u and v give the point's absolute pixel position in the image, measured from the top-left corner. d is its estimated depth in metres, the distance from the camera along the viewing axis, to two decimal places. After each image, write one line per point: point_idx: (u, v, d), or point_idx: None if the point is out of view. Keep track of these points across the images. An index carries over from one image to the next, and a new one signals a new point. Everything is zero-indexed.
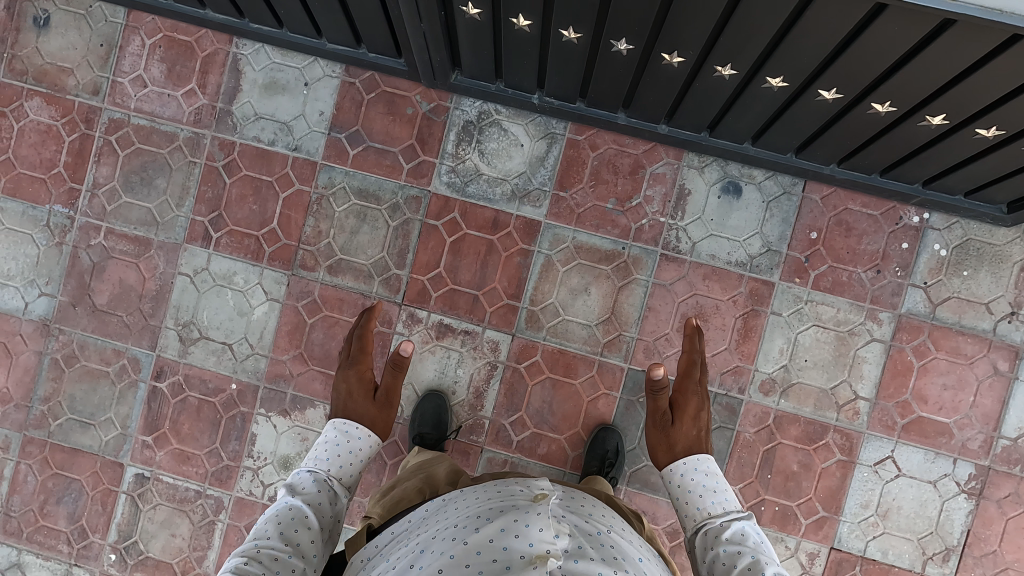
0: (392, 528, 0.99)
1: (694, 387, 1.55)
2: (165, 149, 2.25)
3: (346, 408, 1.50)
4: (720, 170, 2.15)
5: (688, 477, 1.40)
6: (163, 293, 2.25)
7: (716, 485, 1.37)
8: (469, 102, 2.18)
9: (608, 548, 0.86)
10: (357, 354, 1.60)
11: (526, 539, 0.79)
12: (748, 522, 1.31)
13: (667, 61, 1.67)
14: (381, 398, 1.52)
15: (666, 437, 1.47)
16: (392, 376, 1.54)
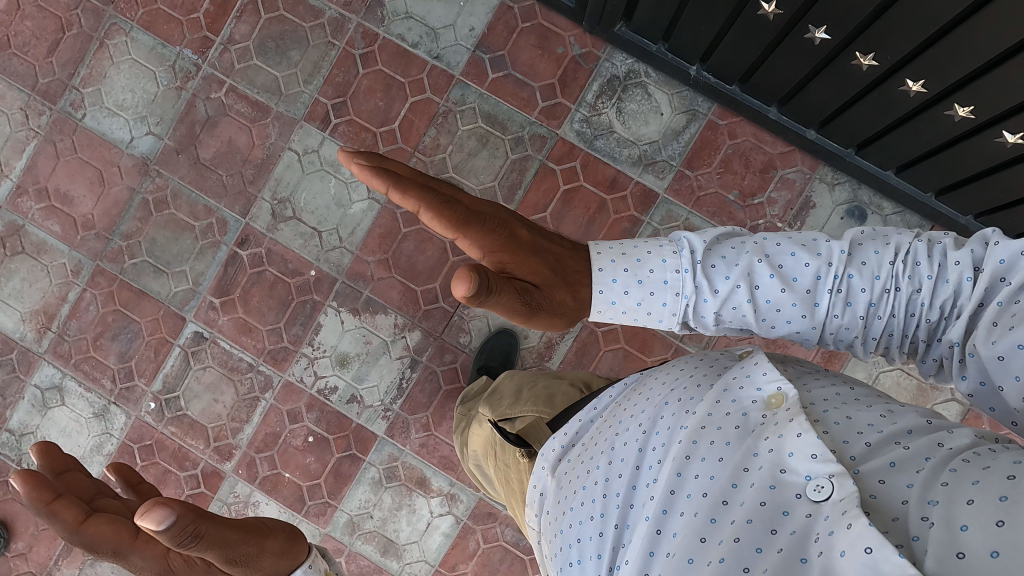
0: (595, 404, 0.96)
1: (482, 235, 0.94)
2: (308, 24, 2.22)
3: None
4: (851, 193, 2.11)
5: (620, 294, 0.94)
6: (268, 164, 2.23)
7: (643, 262, 0.92)
8: (621, 57, 2.14)
9: (840, 375, 0.83)
10: (142, 560, 1.25)
11: (752, 386, 0.75)
12: (692, 243, 0.92)
13: (857, 62, 1.62)
14: (230, 566, 1.29)
15: (542, 315, 0.97)
16: (204, 548, 1.20)
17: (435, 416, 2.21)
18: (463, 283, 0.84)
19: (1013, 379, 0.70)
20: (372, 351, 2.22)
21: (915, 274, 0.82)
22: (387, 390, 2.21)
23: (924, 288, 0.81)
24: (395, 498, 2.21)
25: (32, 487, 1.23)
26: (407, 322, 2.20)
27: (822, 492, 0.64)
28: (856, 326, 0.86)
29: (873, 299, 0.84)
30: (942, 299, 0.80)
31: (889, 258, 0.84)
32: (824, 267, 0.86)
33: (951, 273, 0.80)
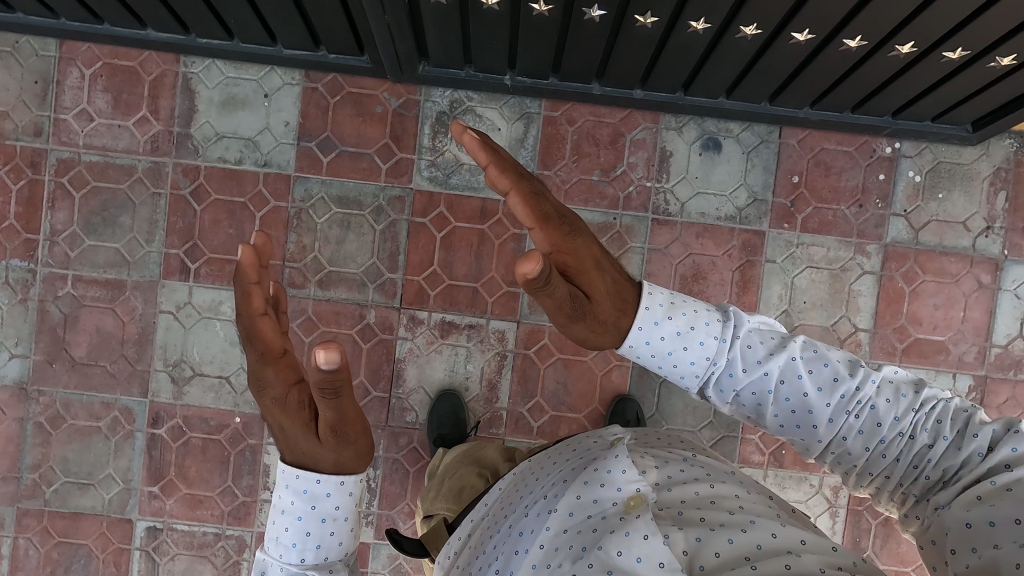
0: (485, 503, 1.10)
1: (564, 235, 0.98)
2: (125, 183, 2.12)
3: (292, 449, 1.01)
4: (699, 128, 2.17)
5: (656, 340, 1.04)
6: (146, 335, 2.13)
7: (688, 320, 1.04)
8: (438, 92, 2.13)
9: (699, 467, 0.97)
10: (274, 378, 1.00)
11: (613, 484, 0.87)
12: (743, 323, 1.05)
13: (641, 23, 1.66)
14: (328, 437, 0.97)
15: (591, 324, 1.00)
16: (330, 407, 0.94)
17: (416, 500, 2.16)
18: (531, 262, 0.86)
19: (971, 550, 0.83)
20: None
21: (933, 429, 0.97)
22: (360, 497, 2.15)
23: (935, 445, 0.96)
24: None
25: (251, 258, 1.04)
26: None
27: None
28: (861, 453, 1.01)
29: (883, 436, 0.99)
30: (947, 462, 0.94)
31: (910, 407, 0.99)
32: (850, 385, 0.99)
33: (965, 443, 0.93)
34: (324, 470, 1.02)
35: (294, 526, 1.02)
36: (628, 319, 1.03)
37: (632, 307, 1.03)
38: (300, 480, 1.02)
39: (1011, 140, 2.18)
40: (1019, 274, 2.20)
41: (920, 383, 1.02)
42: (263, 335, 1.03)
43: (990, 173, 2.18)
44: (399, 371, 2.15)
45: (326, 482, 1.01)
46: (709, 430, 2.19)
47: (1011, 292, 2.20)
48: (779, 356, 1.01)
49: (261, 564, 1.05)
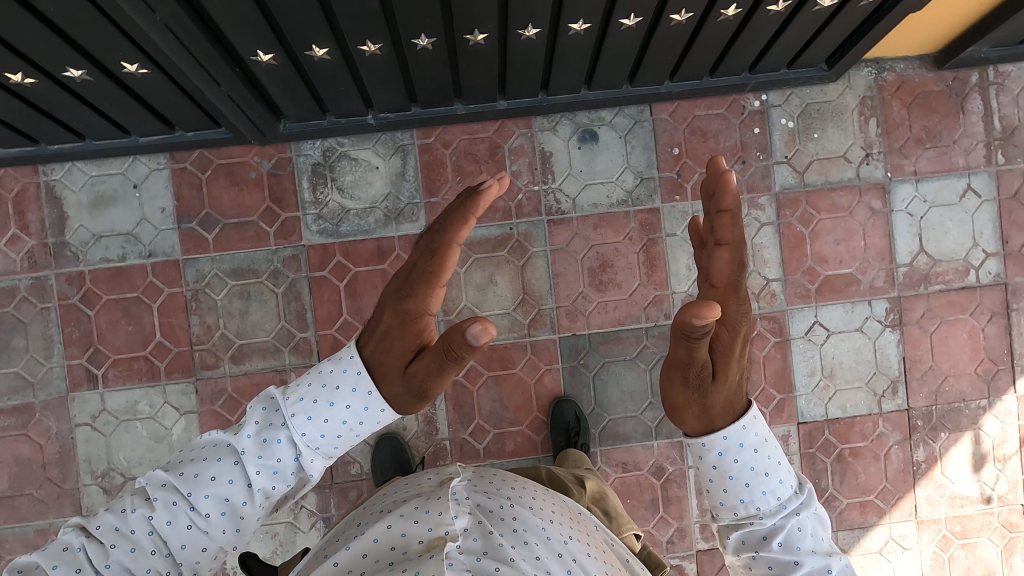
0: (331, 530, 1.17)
1: (736, 314, 0.97)
2: (10, 305, 2.05)
3: (380, 345, 1.03)
4: (572, 123, 2.19)
5: (729, 458, 1.04)
6: (68, 452, 2.07)
7: (764, 468, 1.04)
8: (309, 144, 2.11)
9: (509, 523, 0.93)
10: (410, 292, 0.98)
11: (426, 523, 0.92)
12: (812, 506, 1.05)
13: (473, 41, 1.66)
14: (410, 374, 1.01)
15: (701, 398, 1.01)
16: (438, 358, 0.97)
17: None
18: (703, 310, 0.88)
19: None
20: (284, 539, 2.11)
21: None
22: None
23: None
24: None
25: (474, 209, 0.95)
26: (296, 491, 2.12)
27: None
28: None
29: None
30: None
31: None
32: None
33: None
34: (381, 387, 1.05)
35: (320, 409, 1.05)
36: (722, 425, 1.04)
37: (735, 420, 1.04)
38: (362, 381, 1.05)
39: (868, 68, 2.25)
40: (906, 192, 2.27)
41: None
42: (444, 265, 0.96)
43: (857, 103, 2.25)
44: None
45: (372, 400, 1.05)
46: (651, 411, 2.22)
47: (904, 211, 2.27)
48: (817, 559, 1.01)
49: (272, 401, 1.08)
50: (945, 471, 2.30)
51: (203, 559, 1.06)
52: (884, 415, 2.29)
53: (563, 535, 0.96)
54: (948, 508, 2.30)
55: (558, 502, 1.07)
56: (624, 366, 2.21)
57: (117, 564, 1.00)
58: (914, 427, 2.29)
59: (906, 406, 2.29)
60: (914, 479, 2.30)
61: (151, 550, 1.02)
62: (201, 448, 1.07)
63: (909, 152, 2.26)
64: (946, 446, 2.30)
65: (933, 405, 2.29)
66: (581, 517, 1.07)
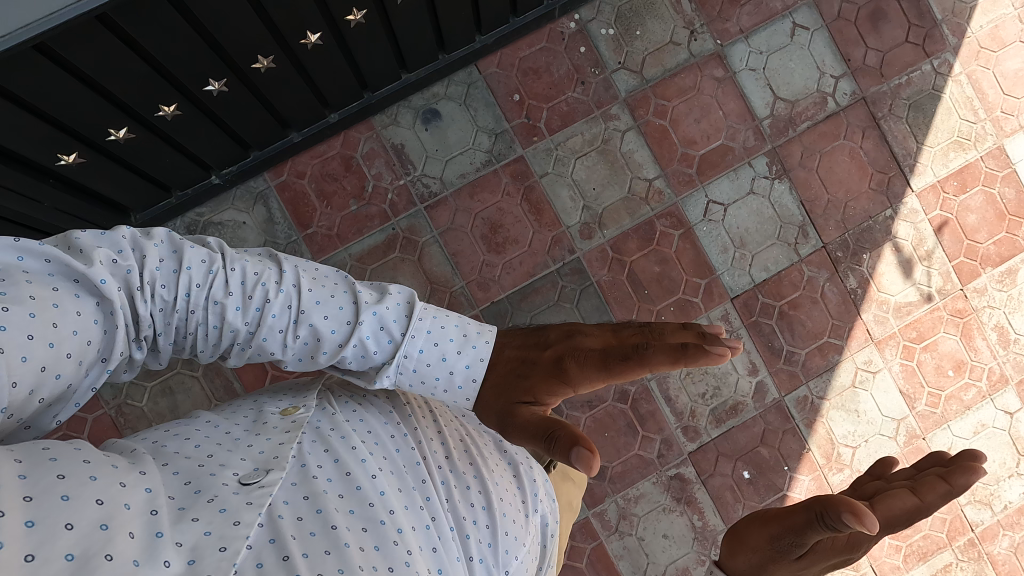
0: None
1: (861, 539, 1.09)
2: None
3: (527, 367, 1.02)
4: (411, 109, 2.21)
5: None
6: None
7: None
8: (171, 226, 2.11)
9: (352, 406, 0.92)
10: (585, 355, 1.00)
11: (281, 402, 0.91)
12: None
13: (263, 67, 1.68)
14: (514, 424, 0.99)
15: (770, 559, 1.14)
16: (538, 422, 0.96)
17: None
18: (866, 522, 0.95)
19: None
20: None
21: None
22: None
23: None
24: None
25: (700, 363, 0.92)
26: None
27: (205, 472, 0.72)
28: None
29: None
30: None
31: None
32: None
33: None
34: (490, 378, 1.03)
35: (432, 351, 0.98)
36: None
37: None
38: (477, 367, 1.00)
39: None
40: (741, 52, 2.33)
41: None
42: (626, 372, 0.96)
43: None
44: None
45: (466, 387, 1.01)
46: None
47: (745, 69, 2.33)
48: None
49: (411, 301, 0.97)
50: (882, 288, 2.34)
51: (260, 357, 0.95)
52: (807, 260, 2.32)
53: (414, 420, 0.97)
54: (898, 320, 2.33)
55: (415, 397, 1.05)
56: (552, 313, 2.21)
57: (217, 310, 0.88)
58: (838, 260, 2.33)
59: (822, 244, 2.33)
60: (858, 307, 2.33)
61: (244, 322, 0.90)
62: (336, 280, 0.97)
63: (728, 15, 2.33)
64: (873, 265, 2.34)
65: (846, 233, 2.33)
66: (436, 406, 1.06)
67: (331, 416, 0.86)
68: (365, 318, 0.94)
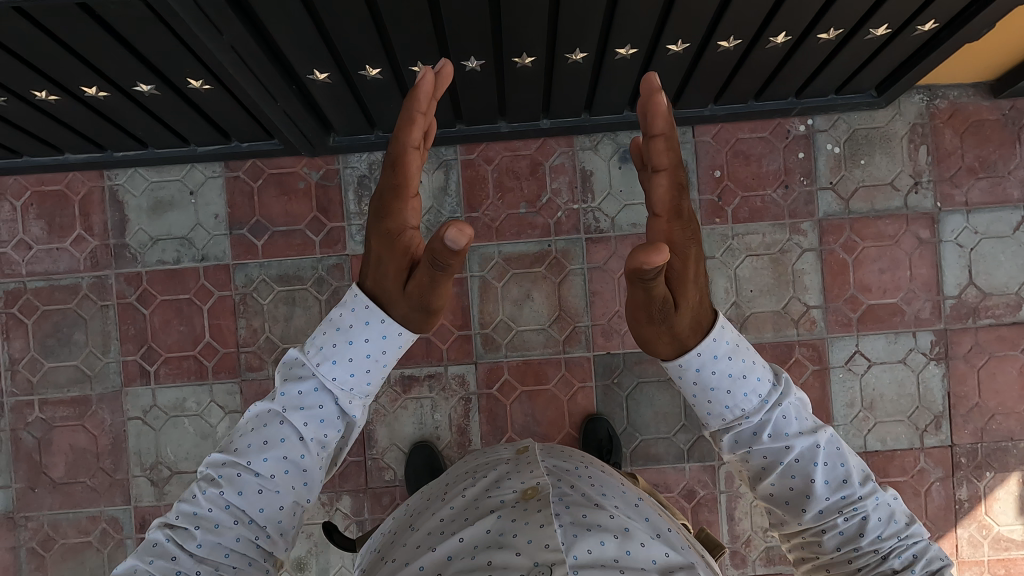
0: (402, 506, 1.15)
1: (683, 240, 1.00)
2: (73, 302, 2.17)
3: (374, 276, 1.05)
4: (613, 143, 2.21)
5: (706, 371, 1.07)
6: (120, 444, 2.18)
7: (744, 369, 1.08)
8: (356, 158, 2.18)
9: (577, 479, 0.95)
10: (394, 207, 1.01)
11: (514, 483, 0.94)
12: (791, 394, 1.10)
13: (521, 64, 1.70)
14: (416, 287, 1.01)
15: (669, 326, 1.03)
16: (426, 271, 0.97)
17: None
18: (661, 254, 0.89)
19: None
20: (319, 539, 2.20)
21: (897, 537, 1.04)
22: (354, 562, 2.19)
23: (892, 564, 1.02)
24: None
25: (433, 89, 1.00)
26: (331, 494, 2.19)
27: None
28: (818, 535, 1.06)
29: (861, 546, 1.03)
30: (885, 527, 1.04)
31: (897, 534, 1.03)
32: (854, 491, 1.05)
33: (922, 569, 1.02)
34: (379, 304, 1.06)
35: (343, 348, 1.06)
36: (695, 340, 1.06)
37: (704, 328, 1.07)
38: (371, 311, 1.06)
39: (919, 94, 2.21)
40: (956, 222, 2.21)
41: (911, 517, 1.07)
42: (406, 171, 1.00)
43: (907, 130, 2.21)
44: (370, 432, 2.20)
45: (387, 327, 1.06)
46: (683, 433, 2.20)
47: (953, 241, 2.21)
48: (807, 445, 1.06)
49: (290, 362, 1.08)
50: (991, 512, 2.20)
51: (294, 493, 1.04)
52: (927, 451, 2.20)
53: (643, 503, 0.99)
54: (992, 551, 2.19)
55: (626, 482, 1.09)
56: (658, 387, 2.20)
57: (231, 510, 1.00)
58: (959, 464, 2.20)
59: (950, 443, 2.20)
60: (956, 518, 2.20)
61: (233, 522, 1.00)
62: (259, 413, 1.07)
63: (961, 182, 2.21)
64: (991, 486, 2.20)
65: (979, 443, 2.20)
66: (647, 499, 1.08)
67: (568, 493, 0.89)
68: (278, 402, 1.04)
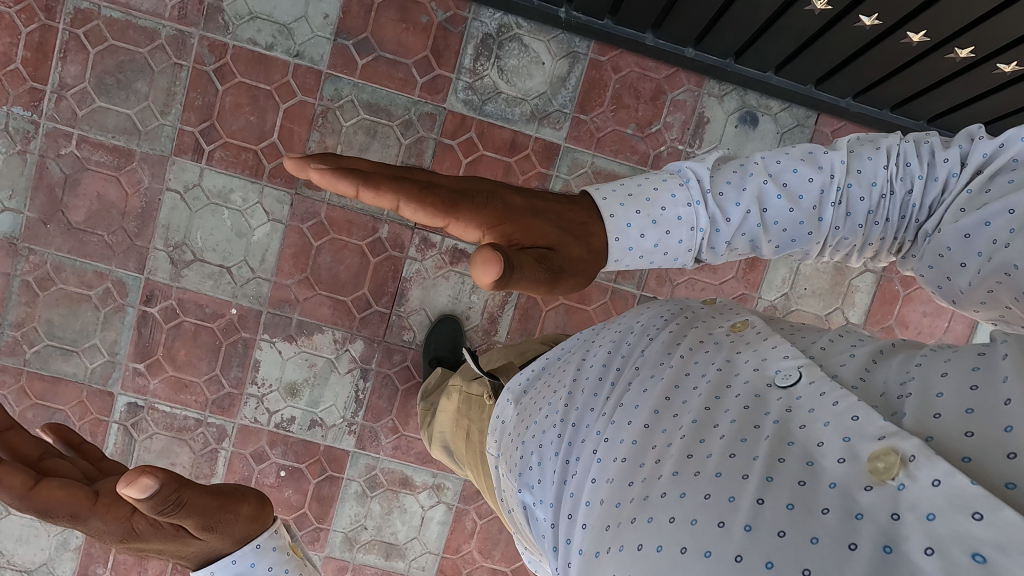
0: (548, 361, 1.08)
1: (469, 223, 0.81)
2: (145, 48, 2.00)
3: (182, 554, 1.15)
4: (739, 100, 2.16)
5: (635, 237, 0.89)
6: (149, 211, 2.06)
7: (658, 201, 0.89)
8: (488, 13, 2.06)
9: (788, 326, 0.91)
10: (104, 525, 1.02)
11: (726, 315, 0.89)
12: (697, 174, 0.92)
13: None
14: (206, 533, 1.11)
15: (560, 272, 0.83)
16: (187, 518, 1.05)
17: (400, 417, 2.21)
18: (492, 266, 0.72)
19: (975, 254, 0.79)
20: (319, 373, 2.16)
21: (906, 177, 0.88)
22: (345, 406, 2.18)
23: (916, 188, 0.87)
24: (383, 504, 2.23)
25: (19, 432, 1.08)
26: (346, 335, 2.16)
27: (789, 378, 0.73)
28: (855, 235, 0.92)
29: (872, 209, 0.89)
30: (931, 197, 0.87)
31: (881, 168, 0.89)
32: (830, 183, 0.89)
33: (938, 171, 0.86)
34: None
35: None
36: (600, 236, 0.88)
37: (597, 228, 0.88)
38: None
39: None
40: None
41: (874, 140, 0.92)
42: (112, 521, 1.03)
43: None
44: (403, 290, 2.16)
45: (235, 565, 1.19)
46: None
47: None
48: (751, 185, 0.89)
49: None
50: None
51: None
52: None
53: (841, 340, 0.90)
54: None
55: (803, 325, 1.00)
56: None
57: None
58: None
59: None
60: None
61: None
62: None
63: None
64: None
65: None
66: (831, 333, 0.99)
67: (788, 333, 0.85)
68: None
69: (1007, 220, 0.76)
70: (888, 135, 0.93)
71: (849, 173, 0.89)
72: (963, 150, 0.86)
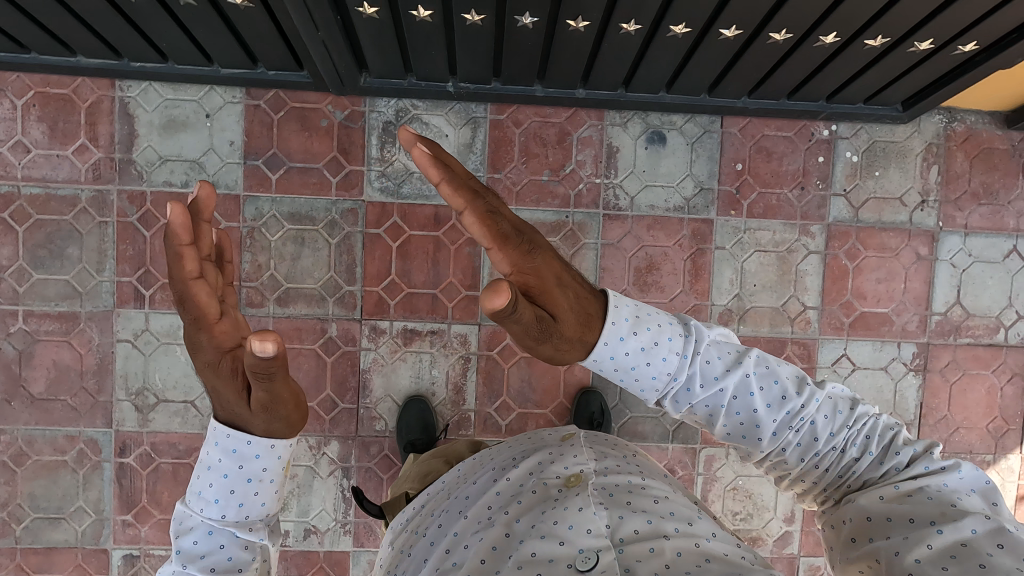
0: (434, 489, 1.27)
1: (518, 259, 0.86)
2: (69, 214, 2.08)
3: (221, 405, 0.95)
4: (643, 122, 2.21)
5: (620, 356, 1.03)
6: (105, 366, 2.11)
7: (652, 335, 1.04)
8: (383, 102, 2.14)
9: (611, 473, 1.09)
10: (202, 345, 0.89)
11: (563, 464, 1.08)
12: (700, 342, 1.09)
13: (574, 27, 1.68)
14: (256, 410, 0.93)
15: (553, 334, 0.90)
16: (260, 390, 0.88)
17: None
18: (504, 299, 0.76)
19: (876, 536, 0.98)
20: (302, 482, 2.17)
21: (862, 445, 1.09)
22: (335, 508, 2.19)
23: (862, 459, 1.08)
24: None
25: (208, 195, 0.92)
26: (320, 438, 2.17)
27: (587, 561, 0.90)
28: (795, 465, 1.12)
29: (818, 450, 1.09)
30: (861, 472, 1.08)
31: (845, 424, 1.10)
32: (797, 403, 1.08)
33: (887, 458, 1.07)
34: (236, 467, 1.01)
35: None
36: (595, 333, 0.99)
37: (598, 323, 0.99)
38: None
39: (939, 116, 2.28)
40: (953, 244, 2.31)
41: (856, 402, 1.14)
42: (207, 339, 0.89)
43: (923, 148, 2.28)
44: (365, 381, 2.18)
45: (256, 447, 1.00)
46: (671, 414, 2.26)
47: (947, 261, 2.31)
48: (733, 373, 1.08)
49: (182, 515, 1.05)
50: None
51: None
52: None
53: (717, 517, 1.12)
54: None
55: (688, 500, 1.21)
56: None
57: None
58: None
59: None
60: None
61: None
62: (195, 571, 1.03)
63: (964, 205, 2.30)
64: None
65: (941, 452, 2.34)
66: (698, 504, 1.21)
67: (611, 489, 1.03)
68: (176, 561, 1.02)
69: (919, 521, 0.95)
70: (873, 408, 1.14)
71: (815, 410, 1.10)
72: (911, 455, 1.07)
